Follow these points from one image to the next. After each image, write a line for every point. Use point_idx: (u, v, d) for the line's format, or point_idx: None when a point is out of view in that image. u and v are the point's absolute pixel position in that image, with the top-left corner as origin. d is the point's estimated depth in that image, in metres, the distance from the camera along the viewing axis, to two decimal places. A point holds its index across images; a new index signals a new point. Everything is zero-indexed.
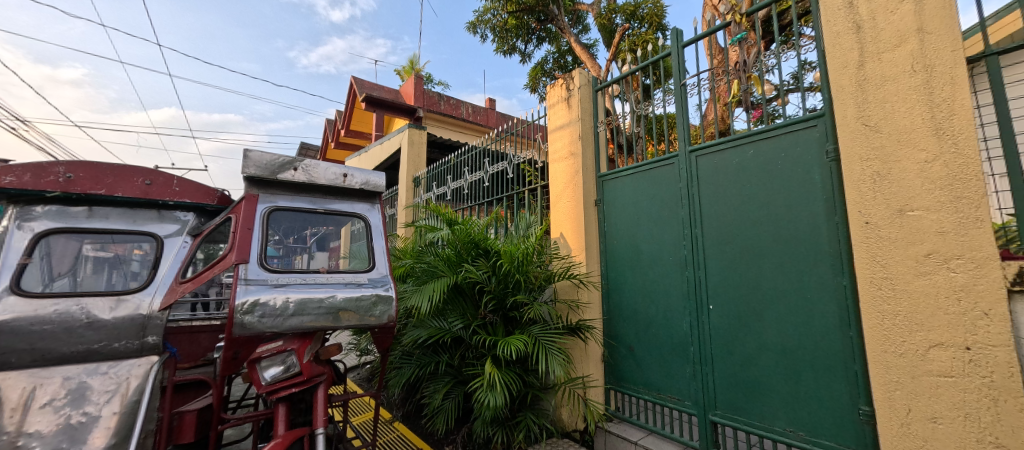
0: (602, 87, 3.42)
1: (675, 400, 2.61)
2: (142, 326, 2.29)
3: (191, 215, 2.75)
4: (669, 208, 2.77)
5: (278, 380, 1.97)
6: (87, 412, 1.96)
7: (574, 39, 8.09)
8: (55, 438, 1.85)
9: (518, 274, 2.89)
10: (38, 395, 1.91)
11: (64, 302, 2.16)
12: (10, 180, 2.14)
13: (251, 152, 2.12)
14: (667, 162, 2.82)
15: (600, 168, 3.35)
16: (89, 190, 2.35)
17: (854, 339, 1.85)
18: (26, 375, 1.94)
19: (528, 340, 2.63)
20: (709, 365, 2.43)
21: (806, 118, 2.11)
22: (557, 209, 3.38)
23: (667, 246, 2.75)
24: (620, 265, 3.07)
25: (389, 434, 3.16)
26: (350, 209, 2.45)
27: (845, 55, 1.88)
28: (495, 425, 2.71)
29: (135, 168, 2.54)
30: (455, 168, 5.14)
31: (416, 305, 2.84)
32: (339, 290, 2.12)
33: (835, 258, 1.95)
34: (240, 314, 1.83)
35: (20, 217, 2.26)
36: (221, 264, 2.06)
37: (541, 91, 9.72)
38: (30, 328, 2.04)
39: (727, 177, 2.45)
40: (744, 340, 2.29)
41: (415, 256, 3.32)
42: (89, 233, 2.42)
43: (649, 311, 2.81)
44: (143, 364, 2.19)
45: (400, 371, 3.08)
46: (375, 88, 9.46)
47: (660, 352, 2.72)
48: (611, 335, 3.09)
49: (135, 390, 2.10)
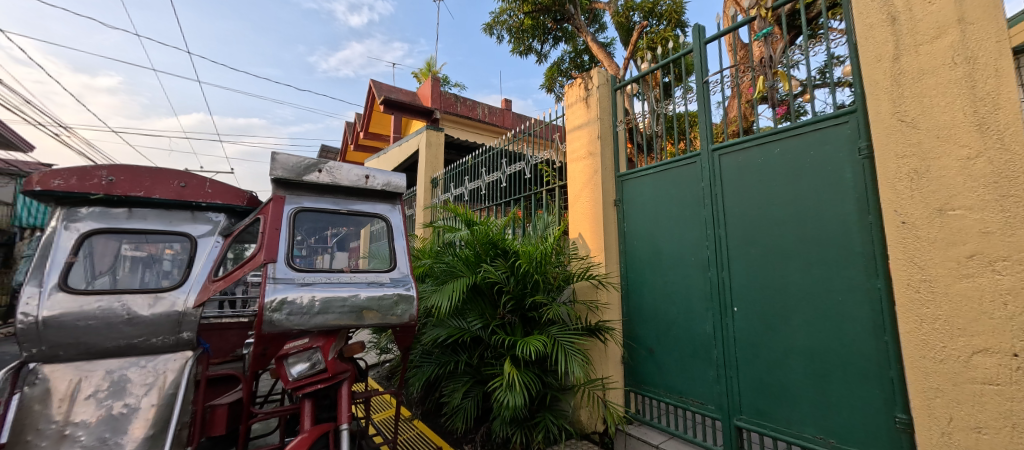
0: (621, 86, 3.38)
1: (698, 403, 2.56)
2: (177, 322, 2.38)
3: (222, 216, 2.84)
4: (690, 208, 2.71)
5: (304, 377, 2.02)
6: (127, 403, 2.11)
7: (591, 38, 8.02)
8: (99, 428, 2.02)
9: (536, 274, 2.89)
10: (82, 387, 2.07)
11: (106, 299, 2.27)
12: (59, 183, 2.25)
13: (278, 154, 2.19)
14: (689, 161, 2.77)
15: (619, 168, 3.32)
16: (129, 193, 2.46)
17: (890, 345, 1.77)
18: (71, 368, 2.10)
19: (547, 341, 2.62)
20: (733, 369, 2.38)
21: (836, 114, 2.03)
22: (576, 209, 3.36)
23: (689, 247, 2.69)
24: (640, 265, 3.02)
25: (409, 432, 3.21)
26: (372, 210, 2.50)
27: (880, 48, 1.80)
28: (514, 426, 2.71)
29: (170, 171, 2.64)
30: (472, 169, 5.18)
31: (436, 304, 2.86)
32: (362, 290, 2.16)
33: (869, 259, 1.87)
34: (269, 312, 1.89)
35: (66, 217, 2.40)
36: (250, 263, 2.13)
37: (557, 90, 9.67)
38: (75, 323, 2.15)
39: (752, 176, 2.39)
40: (770, 344, 2.23)
41: (434, 256, 3.35)
42: (127, 233, 2.54)
43: (670, 313, 2.77)
44: (179, 359, 2.30)
45: (420, 370, 3.11)
46: (393, 91, 9.63)
47: (682, 354, 2.67)
48: (631, 337, 3.06)
49: (171, 383, 2.23)
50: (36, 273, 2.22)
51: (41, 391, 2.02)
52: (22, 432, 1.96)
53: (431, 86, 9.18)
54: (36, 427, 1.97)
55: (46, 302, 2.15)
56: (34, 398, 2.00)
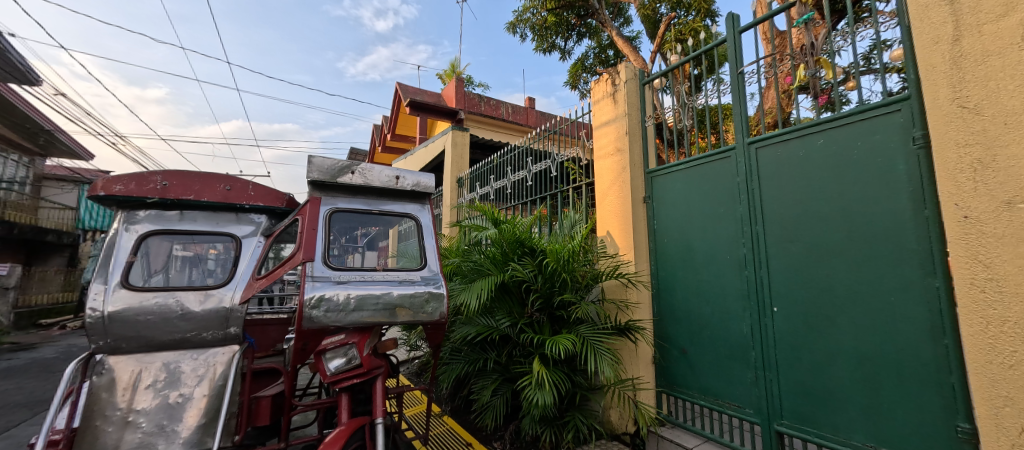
0: (649, 80, 3.31)
1: (734, 407, 2.48)
2: (225, 318, 2.52)
3: (263, 217, 2.97)
4: (725, 204, 2.62)
5: (341, 371, 2.10)
6: (182, 393, 2.29)
7: (615, 32, 7.88)
8: (158, 415, 2.21)
9: (564, 273, 2.87)
10: (142, 377, 2.25)
11: (163, 295, 2.42)
12: (120, 188, 2.44)
13: (314, 157, 2.27)
14: (723, 156, 2.67)
15: (647, 164, 3.25)
16: (180, 196, 2.64)
17: (951, 349, 1.65)
18: (133, 359, 2.29)
19: (576, 340, 2.60)
20: (774, 372, 2.28)
21: (886, 102, 1.90)
22: (603, 207, 3.31)
23: (723, 244, 2.60)
24: (671, 263, 2.95)
25: (439, 427, 3.28)
26: (402, 210, 2.55)
27: (937, 29, 1.68)
28: (543, 425, 2.70)
29: (217, 175, 2.79)
30: (497, 168, 5.20)
31: (465, 302, 2.89)
32: (395, 287, 2.22)
33: (925, 257, 1.74)
34: (308, 308, 1.97)
35: (127, 220, 2.59)
36: (289, 262, 2.22)
37: (581, 87, 9.56)
38: (136, 318, 2.32)
39: (793, 170, 2.28)
40: (814, 346, 2.12)
41: (462, 255, 3.39)
42: (179, 234, 2.70)
43: (704, 313, 2.68)
44: (227, 352, 2.44)
45: (449, 367, 3.14)
46: (418, 93, 9.80)
47: (717, 356, 2.59)
48: (662, 337, 2.99)
49: (220, 375, 2.38)
50: (101, 271, 2.39)
51: (107, 380, 2.19)
52: (92, 418, 2.13)
53: (456, 87, 9.30)
54: (103, 413, 2.14)
55: (110, 297, 2.32)
56: (101, 387, 2.18)
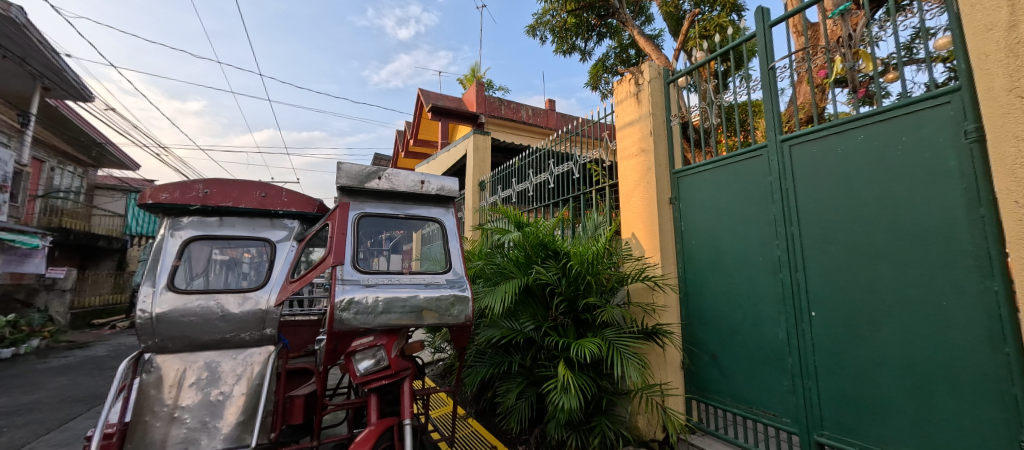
0: (674, 79, 3.24)
1: (770, 415, 2.38)
2: (262, 319, 2.63)
3: (296, 223, 3.07)
4: (757, 204, 2.53)
5: (370, 372, 2.16)
6: (222, 390, 2.41)
7: (637, 31, 7.74)
8: (201, 411, 2.33)
9: (589, 276, 2.84)
10: (186, 375, 2.38)
11: (205, 297, 2.55)
12: (165, 196, 2.59)
13: (343, 163, 2.34)
14: (754, 154, 2.59)
15: (673, 164, 3.19)
16: (220, 203, 2.78)
17: (1013, 358, 1.53)
18: (179, 358, 2.42)
19: (602, 344, 2.56)
20: (813, 379, 2.17)
21: (933, 94, 1.79)
22: (628, 209, 3.26)
23: (756, 246, 2.51)
24: (700, 266, 2.87)
25: (464, 429, 3.30)
26: (427, 214, 2.59)
27: (990, 15, 1.57)
28: (569, 429, 2.67)
29: (254, 182, 2.92)
30: (519, 171, 5.21)
31: (489, 305, 2.90)
32: (421, 290, 2.25)
33: (981, 259, 1.63)
34: (339, 311, 2.03)
35: (172, 226, 2.74)
36: (321, 266, 2.30)
37: (602, 88, 9.46)
38: (181, 319, 2.45)
39: (830, 168, 2.18)
40: (856, 352, 2.01)
41: (485, 258, 3.42)
42: (219, 240, 2.84)
43: (736, 317, 2.60)
44: (263, 352, 2.56)
45: (474, 369, 3.15)
46: (440, 98, 9.95)
47: (750, 362, 2.49)
48: (691, 341, 2.91)
49: (257, 374, 2.50)
50: (149, 274, 2.53)
51: (155, 377, 2.33)
52: (141, 413, 2.25)
53: (477, 91, 9.41)
54: (151, 409, 2.27)
55: (157, 299, 2.45)
56: (150, 384, 2.32)
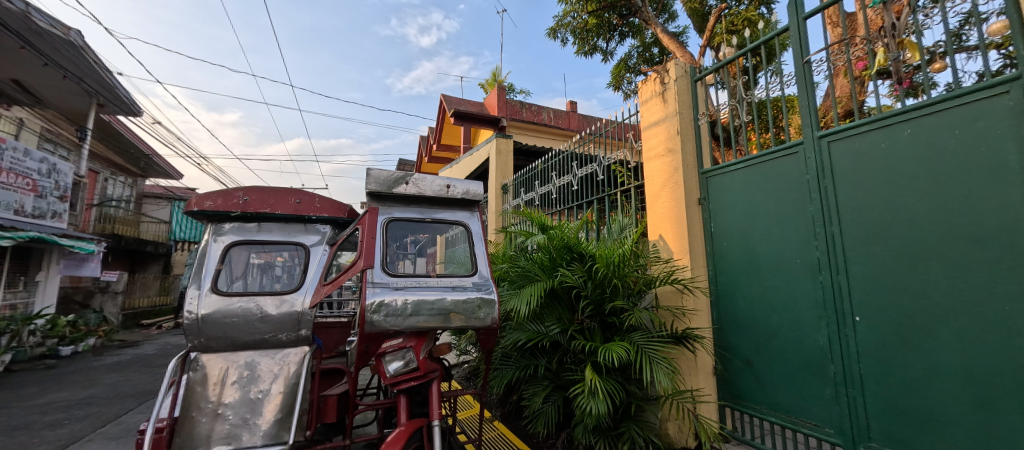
0: (701, 77, 3.16)
1: (811, 425, 2.28)
2: (297, 320, 2.74)
3: (328, 228, 3.18)
4: (793, 203, 2.43)
5: (399, 374, 2.21)
6: (261, 389, 2.53)
7: (661, 29, 7.60)
8: (242, 408, 2.44)
9: (615, 278, 2.81)
10: (229, 373, 2.52)
11: (245, 300, 2.68)
12: (209, 204, 2.76)
13: (372, 169, 2.41)
14: (789, 151, 2.48)
15: (702, 164, 3.11)
16: (258, 209, 2.93)
17: None
18: (221, 357, 2.57)
19: (630, 348, 2.51)
20: (857, 388, 2.06)
21: (989, 84, 1.66)
22: (654, 210, 3.19)
23: (793, 248, 2.41)
24: (732, 269, 2.79)
25: (490, 432, 3.32)
26: (452, 218, 2.63)
27: None
28: (597, 434, 2.64)
29: (290, 189, 3.05)
30: (542, 173, 5.20)
31: (515, 308, 2.90)
32: (448, 293, 2.27)
33: None
34: (369, 313, 2.07)
35: (215, 232, 2.89)
36: (352, 270, 2.36)
37: (625, 88, 9.34)
38: (224, 320, 2.59)
39: (872, 165, 2.06)
40: (906, 361, 1.89)
41: (509, 261, 3.43)
42: (257, 245, 2.97)
43: (772, 322, 2.50)
44: (299, 352, 2.68)
45: (500, 372, 3.16)
46: (462, 103, 10.08)
47: (789, 368, 2.39)
48: (724, 346, 2.82)
49: (293, 374, 2.61)
50: (195, 278, 2.68)
51: (201, 375, 2.48)
52: (189, 409, 2.39)
53: (499, 95, 9.49)
54: (198, 405, 2.40)
55: (203, 302, 2.59)
56: (196, 381, 2.46)
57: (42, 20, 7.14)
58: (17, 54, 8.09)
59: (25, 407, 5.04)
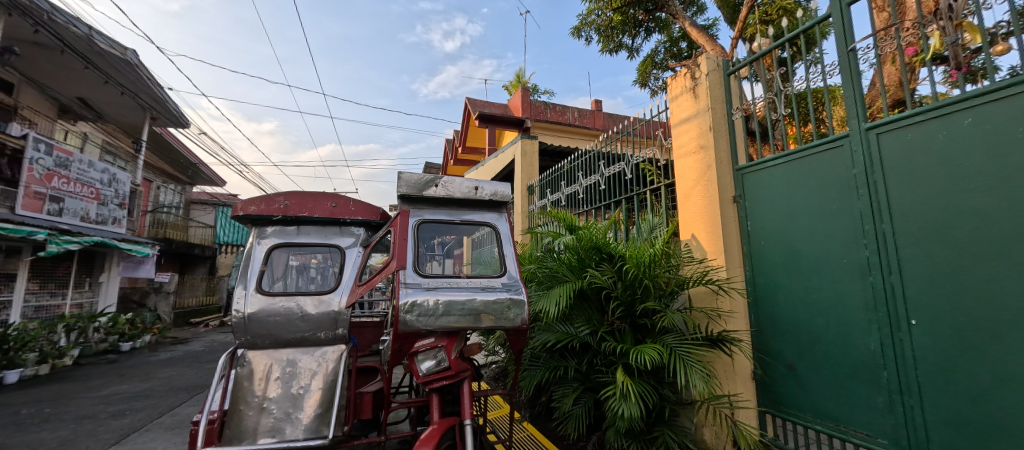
0: (734, 70, 3.05)
1: (862, 435, 2.15)
2: (334, 320, 2.87)
3: (362, 230, 3.28)
4: (838, 200, 2.30)
5: (432, 373, 2.25)
6: (302, 385, 2.64)
7: (689, 22, 7.38)
8: (286, 403, 2.57)
9: (646, 279, 2.74)
10: (273, 369, 2.66)
11: (287, 299, 2.83)
12: (253, 208, 2.92)
13: (403, 173, 2.48)
14: (833, 145, 2.35)
15: (737, 161, 2.99)
16: (298, 213, 3.06)
17: None
18: (266, 354, 2.71)
19: (662, 350, 2.45)
20: (914, 397, 1.92)
21: None
22: (686, 209, 3.10)
23: (839, 247, 2.28)
24: (772, 269, 2.67)
25: (520, 433, 3.33)
26: (481, 219, 2.66)
27: None
28: (629, 438, 2.59)
29: (326, 194, 3.17)
30: (569, 174, 5.17)
31: (544, 309, 2.88)
32: (478, 294, 2.28)
33: None
34: (403, 313, 2.12)
35: (258, 235, 3.05)
36: (384, 271, 2.43)
37: (651, 85, 9.15)
38: (268, 319, 2.75)
39: (927, 157, 1.92)
40: (970, 368, 1.74)
41: (537, 262, 3.43)
42: (297, 247, 3.11)
43: (818, 325, 2.37)
44: (336, 351, 2.80)
45: (530, 373, 3.15)
46: (486, 105, 10.17)
47: (836, 374, 2.27)
48: (764, 350, 2.70)
49: (331, 371, 2.73)
50: (242, 278, 2.85)
51: (248, 371, 2.63)
52: (237, 402, 2.53)
53: (523, 96, 9.52)
54: (245, 399, 2.54)
55: (249, 301, 2.76)
56: (244, 376, 2.61)
57: (103, 42, 7.80)
58: (81, 73, 8.85)
59: (92, 398, 5.48)
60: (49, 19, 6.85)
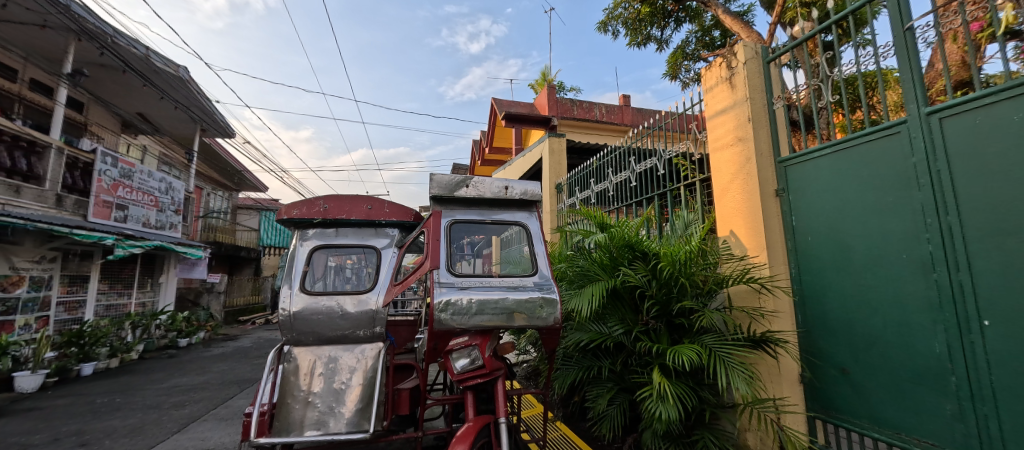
0: (774, 57, 2.90)
1: (927, 444, 1.99)
2: (372, 318, 2.97)
3: (396, 231, 3.37)
4: (893, 191, 2.14)
5: (467, 371, 2.28)
6: (343, 380, 2.76)
7: (722, 10, 7.06)
8: (329, 398, 2.69)
9: (682, 278, 2.67)
10: (316, 365, 2.80)
11: (328, 298, 2.96)
12: (296, 212, 3.08)
13: (435, 174, 2.54)
14: (888, 132, 2.18)
15: (779, 152, 2.84)
16: (336, 216, 3.20)
17: None
18: (311, 350, 2.87)
19: (701, 351, 2.37)
20: (988, 405, 1.76)
21: None
22: (724, 204, 2.98)
23: (897, 242, 2.12)
24: (821, 266, 2.52)
25: (553, 433, 3.32)
26: (511, 218, 2.67)
27: None
28: (667, 441, 2.52)
29: (362, 196, 3.29)
30: (598, 171, 5.09)
31: (576, 308, 2.85)
32: (510, 293, 2.29)
33: None
34: (438, 311, 2.17)
35: (301, 237, 3.20)
36: (418, 271, 2.48)
37: (682, 76, 8.85)
38: (311, 317, 2.89)
39: (1000, 143, 1.75)
40: None
41: (568, 261, 3.41)
42: (335, 248, 3.25)
43: (874, 326, 2.22)
44: (374, 348, 2.91)
45: (563, 372, 3.13)
46: (512, 105, 10.20)
47: (895, 378, 2.12)
48: (813, 352, 2.56)
49: (370, 367, 2.83)
50: (286, 278, 3.01)
51: (294, 366, 2.79)
52: (285, 396, 2.67)
53: (549, 94, 9.47)
54: (292, 393, 2.68)
55: (293, 300, 2.91)
56: (290, 372, 2.77)
57: (158, 61, 8.45)
58: (141, 91, 9.63)
59: (157, 389, 5.96)
60: (112, 42, 7.51)
